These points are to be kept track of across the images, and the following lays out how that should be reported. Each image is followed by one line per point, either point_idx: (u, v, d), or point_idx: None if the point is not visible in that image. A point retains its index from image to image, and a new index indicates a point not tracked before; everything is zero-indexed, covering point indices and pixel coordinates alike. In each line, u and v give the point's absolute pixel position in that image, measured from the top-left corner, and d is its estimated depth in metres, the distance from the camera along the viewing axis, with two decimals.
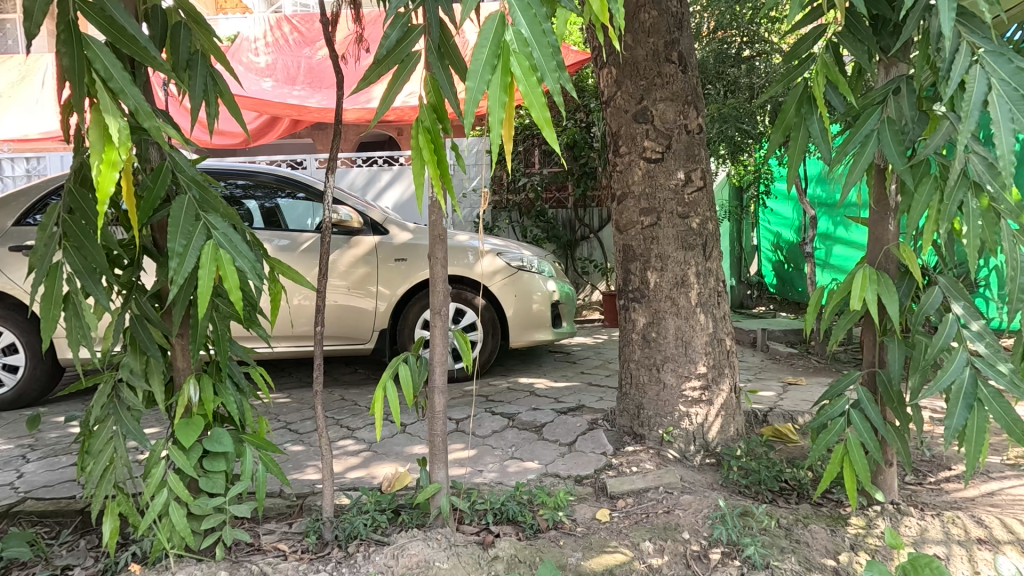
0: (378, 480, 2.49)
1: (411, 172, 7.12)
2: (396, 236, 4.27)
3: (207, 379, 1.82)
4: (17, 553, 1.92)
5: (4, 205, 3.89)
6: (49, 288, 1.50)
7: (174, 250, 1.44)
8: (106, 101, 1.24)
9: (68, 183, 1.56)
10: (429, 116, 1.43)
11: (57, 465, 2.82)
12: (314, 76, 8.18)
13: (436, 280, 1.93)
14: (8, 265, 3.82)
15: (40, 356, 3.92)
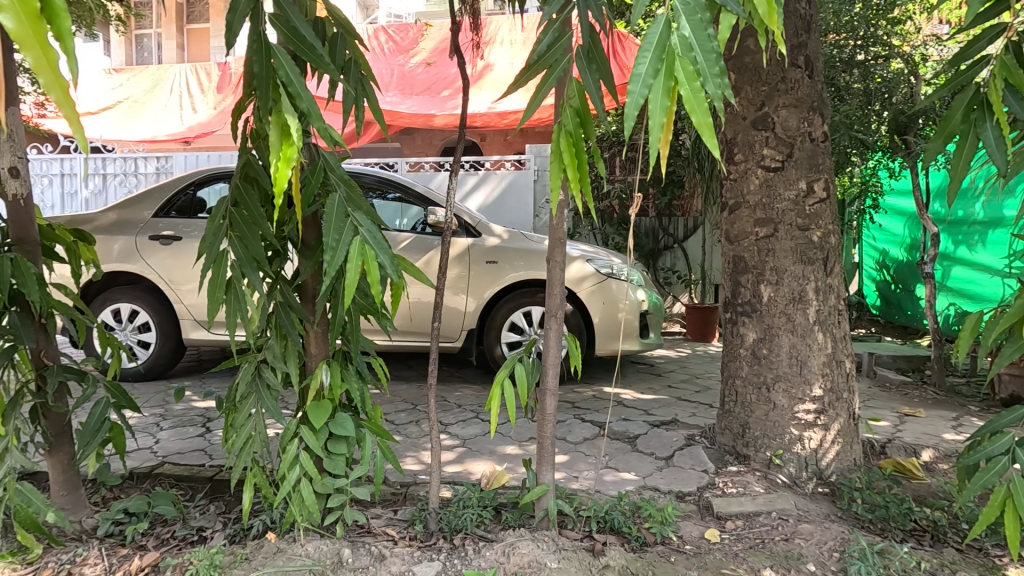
0: (477, 477, 2.55)
1: (496, 176, 7.22)
2: (488, 239, 4.35)
3: (337, 365, 1.94)
4: (164, 510, 2.08)
5: (146, 198, 4.37)
6: (215, 273, 1.65)
7: (327, 243, 1.54)
8: (287, 105, 1.34)
9: (235, 178, 1.71)
10: (572, 120, 1.44)
11: (187, 435, 3.10)
12: (406, 84, 8.50)
13: (554, 284, 1.95)
14: (146, 251, 4.27)
15: (168, 335, 4.36)
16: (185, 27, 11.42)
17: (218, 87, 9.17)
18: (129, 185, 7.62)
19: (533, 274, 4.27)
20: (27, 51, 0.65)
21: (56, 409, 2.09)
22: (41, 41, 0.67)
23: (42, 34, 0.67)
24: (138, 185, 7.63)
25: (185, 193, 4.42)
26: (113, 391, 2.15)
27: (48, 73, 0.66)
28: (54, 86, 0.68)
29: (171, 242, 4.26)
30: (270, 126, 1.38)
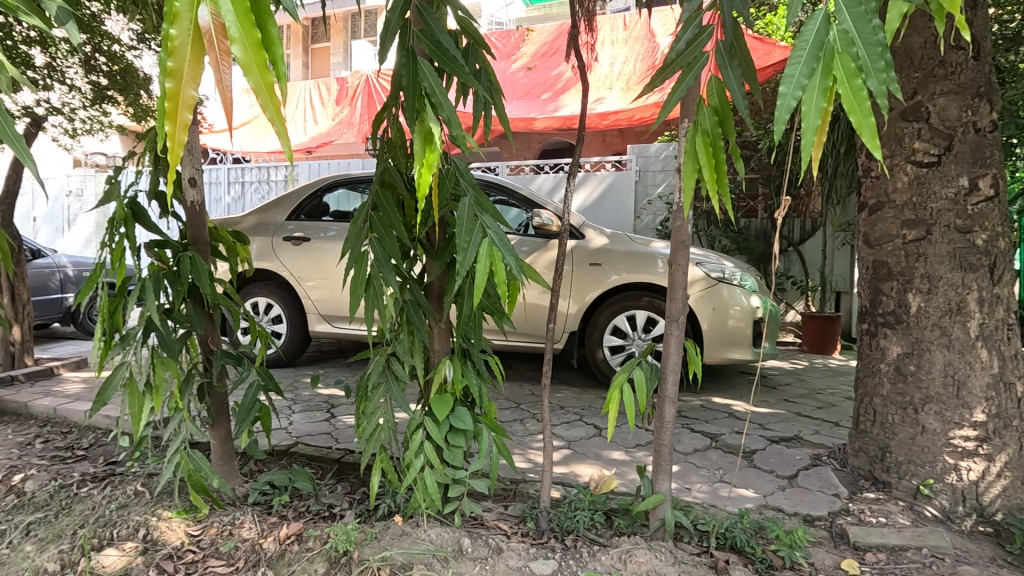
0: (585, 479, 2.53)
1: (596, 177, 7.15)
2: (594, 240, 4.32)
3: (458, 362, 2.02)
4: (302, 486, 2.29)
5: (282, 203, 4.86)
6: (357, 272, 1.79)
7: (459, 245, 1.61)
8: (430, 113, 1.43)
9: (375, 185, 1.85)
10: (710, 120, 1.40)
11: (315, 418, 3.40)
12: (509, 88, 8.69)
13: (676, 288, 1.89)
14: (280, 251, 4.74)
15: (297, 326, 4.81)
16: (309, 47, 12.53)
17: (337, 100, 9.93)
18: (263, 192, 8.52)
19: (637, 276, 4.16)
20: (248, 75, 0.72)
21: (219, 388, 2.38)
22: (260, 67, 0.74)
23: (261, 60, 0.74)
24: (271, 191, 8.50)
25: (313, 198, 4.85)
26: (262, 374, 2.40)
27: (265, 95, 0.73)
28: (269, 106, 0.75)
29: (301, 242, 4.69)
30: (414, 135, 1.47)
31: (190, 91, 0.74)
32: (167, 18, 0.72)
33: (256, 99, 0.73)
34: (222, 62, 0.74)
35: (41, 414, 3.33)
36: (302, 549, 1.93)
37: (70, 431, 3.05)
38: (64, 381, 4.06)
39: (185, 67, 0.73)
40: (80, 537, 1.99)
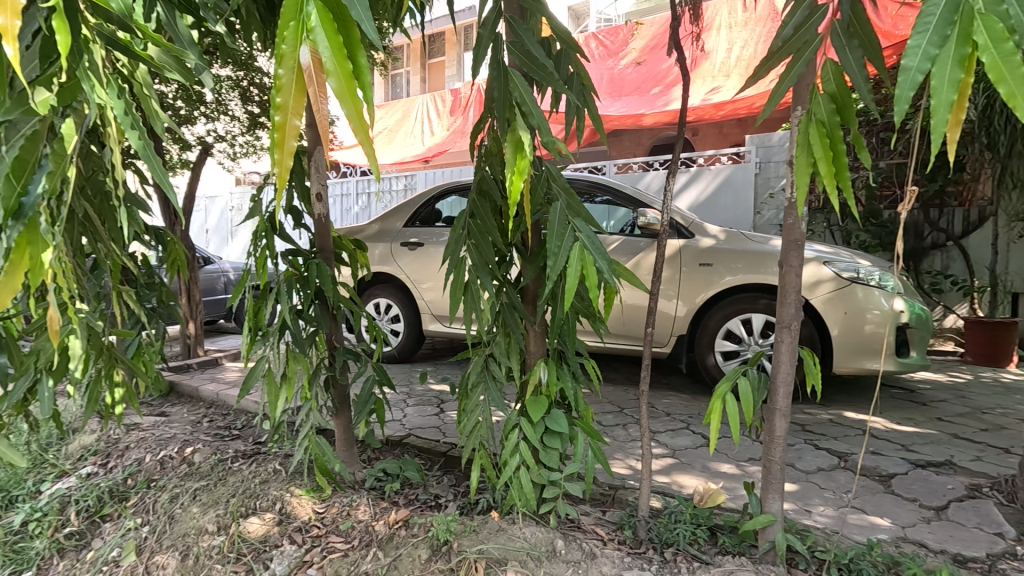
0: (689, 491, 2.42)
1: (709, 172, 6.76)
2: (704, 239, 4.08)
3: (553, 365, 2.04)
4: (410, 475, 2.46)
5: (399, 211, 5.24)
6: (456, 276, 1.89)
7: (551, 250, 1.64)
8: (521, 123, 1.47)
9: (473, 193, 1.94)
10: (825, 108, 1.24)
11: (426, 412, 3.62)
12: (617, 86, 8.53)
13: (788, 292, 1.73)
14: (398, 255, 5.11)
15: (412, 325, 5.16)
16: (426, 62, 13.34)
17: (451, 110, 10.45)
18: (386, 200, 9.24)
19: (755, 277, 3.85)
20: (343, 104, 0.79)
21: (341, 381, 2.65)
22: (352, 94, 0.82)
23: (353, 88, 0.82)
24: (392, 199, 9.19)
25: (427, 206, 5.17)
26: (377, 369, 2.62)
27: (357, 120, 0.80)
28: (360, 130, 0.82)
29: (415, 247, 5.02)
30: (506, 144, 1.51)
31: (295, 122, 0.84)
32: (277, 59, 0.83)
33: (349, 125, 0.80)
34: (320, 94, 0.83)
35: (208, 397, 3.93)
36: (409, 534, 2.06)
37: (229, 413, 3.57)
38: (226, 370, 4.76)
39: (290, 102, 0.82)
40: (232, 504, 2.32)
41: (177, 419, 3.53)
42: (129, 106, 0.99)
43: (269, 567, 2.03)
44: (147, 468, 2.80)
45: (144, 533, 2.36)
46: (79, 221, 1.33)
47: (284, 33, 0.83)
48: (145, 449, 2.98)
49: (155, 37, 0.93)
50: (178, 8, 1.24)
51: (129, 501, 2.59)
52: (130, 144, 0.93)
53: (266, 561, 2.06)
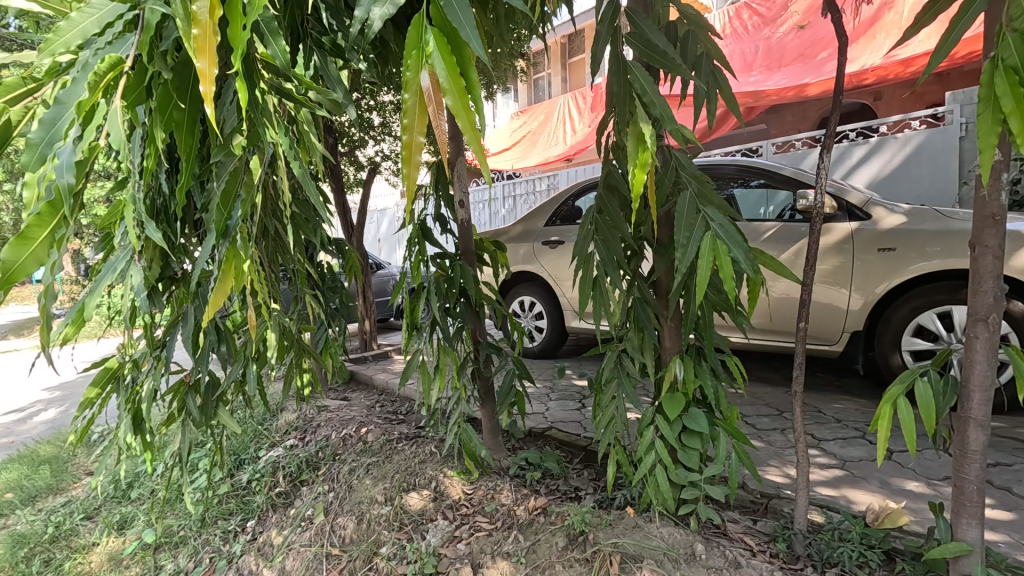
0: (860, 508, 2.13)
1: (894, 141, 5.78)
2: (884, 219, 3.48)
3: (690, 361, 1.95)
4: (549, 465, 2.54)
5: (541, 211, 5.41)
6: (585, 273, 1.91)
7: (679, 241, 1.57)
8: (642, 113, 1.43)
9: (599, 189, 1.94)
10: (1016, 49, 1.02)
11: (568, 407, 3.69)
12: (774, 56, 7.73)
13: (983, 276, 1.44)
14: (539, 254, 5.26)
15: (555, 321, 5.27)
16: (567, 62, 13.44)
17: (591, 106, 10.40)
18: (530, 201, 9.54)
19: (955, 262, 3.21)
20: (458, 120, 0.89)
21: (485, 373, 2.84)
22: (466, 111, 0.91)
23: (468, 104, 0.91)
24: (535, 200, 9.47)
25: (567, 204, 5.24)
26: (516, 363, 2.76)
27: (469, 129, 0.89)
28: (473, 140, 0.90)
29: (556, 245, 5.12)
30: (628, 137, 1.48)
31: (419, 138, 0.92)
32: (404, 86, 0.93)
33: (464, 139, 0.89)
34: (440, 112, 0.92)
35: (379, 386, 4.49)
36: (547, 522, 2.15)
37: (395, 400, 4.03)
38: (395, 363, 5.38)
39: (414, 121, 0.92)
40: (396, 479, 2.63)
41: (356, 403, 4.10)
42: (295, 141, 1.21)
43: (425, 537, 2.26)
44: (334, 444, 3.31)
45: (330, 497, 2.78)
46: (270, 238, 1.64)
47: (408, 61, 0.94)
48: (332, 428, 3.53)
49: (311, 83, 1.13)
50: (331, 54, 1.47)
51: (321, 470, 3.09)
52: (295, 172, 1.13)
53: (423, 532, 2.30)
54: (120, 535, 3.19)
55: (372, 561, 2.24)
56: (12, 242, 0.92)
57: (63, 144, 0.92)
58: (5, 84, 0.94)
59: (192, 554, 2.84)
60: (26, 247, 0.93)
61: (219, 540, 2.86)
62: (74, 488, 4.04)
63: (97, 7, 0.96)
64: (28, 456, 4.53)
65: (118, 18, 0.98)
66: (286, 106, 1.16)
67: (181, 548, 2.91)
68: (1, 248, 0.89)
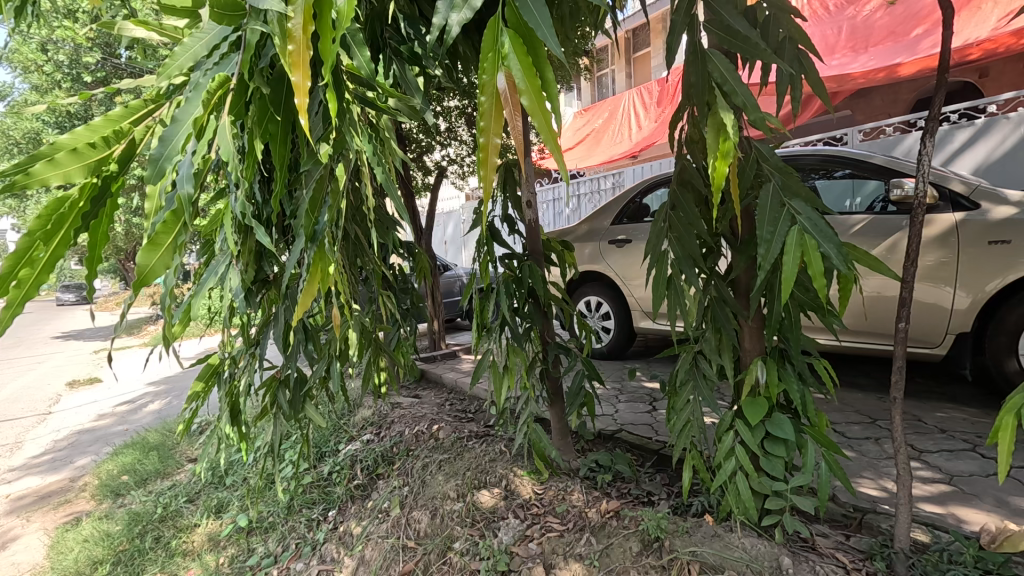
0: (972, 529, 1.92)
1: (1005, 123, 5.20)
2: (995, 211, 3.12)
3: (773, 363, 1.84)
4: (621, 468, 2.49)
5: (607, 210, 5.32)
6: (659, 271, 1.86)
7: (762, 237, 1.48)
8: (723, 103, 1.37)
9: (673, 185, 1.88)
10: None
11: (638, 409, 3.61)
12: (859, 37, 7.18)
13: None
14: (606, 253, 5.18)
15: (624, 322, 5.17)
16: (632, 57, 13.15)
17: (657, 101, 10.11)
18: (594, 201, 9.43)
19: None
20: (534, 119, 0.89)
21: (554, 373, 2.83)
22: (543, 111, 0.90)
23: (543, 103, 0.91)
24: (600, 199, 9.35)
25: (635, 202, 5.13)
26: (586, 364, 2.73)
27: (545, 128, 0.88)
28: (550, 140, 0.89)
29: (624, 244, 5.03)
30: (707, 129, 1.42)
31: (495, 139, 0.93)
32: (479, 89, 0.94)
33: (540, 138, 0.89)
34: (515, 113, 0.93)
35: (449, 384, 4.60)
36: (620, 525, 2.10)
37: (464, 399, 4.11)
38: (463, 362, 5.49)
39: (490, 124, 0.93)
40: (468, 477, 2.67)
41: (426, 401, 4.22)
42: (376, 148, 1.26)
43: (498, 536, 2.28)
44: (407, 440, 3.42)
45: (405, 491, 2.87)
46: (350, 242, 1.72)
47: (484, 64, 0.95)
48: (405, 425, 3.66)
49: (393, 91, 1.17)
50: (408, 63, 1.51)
51: (395, 465, 3.20)
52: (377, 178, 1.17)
53: (495, 530, 2.32)
54: (217, 518, 3.47)
55: (446, 556, 2.29)
56: (143, 247, 1.03)
57: (179, 158, 0.99)
58: (130, 106, 1.04)
59: (280, 539, 3.05)
60: (155, 252, 1.03)
61: (304, 527, 3.04)
62: (178, 473, 4.43)
63: (206, 31, 1.03)
64: (140, 443, 5.03)
65: (223, 40, 1.05)
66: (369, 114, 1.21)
67: (270, 533, 3.12)
68: (136, 254, 1.00)
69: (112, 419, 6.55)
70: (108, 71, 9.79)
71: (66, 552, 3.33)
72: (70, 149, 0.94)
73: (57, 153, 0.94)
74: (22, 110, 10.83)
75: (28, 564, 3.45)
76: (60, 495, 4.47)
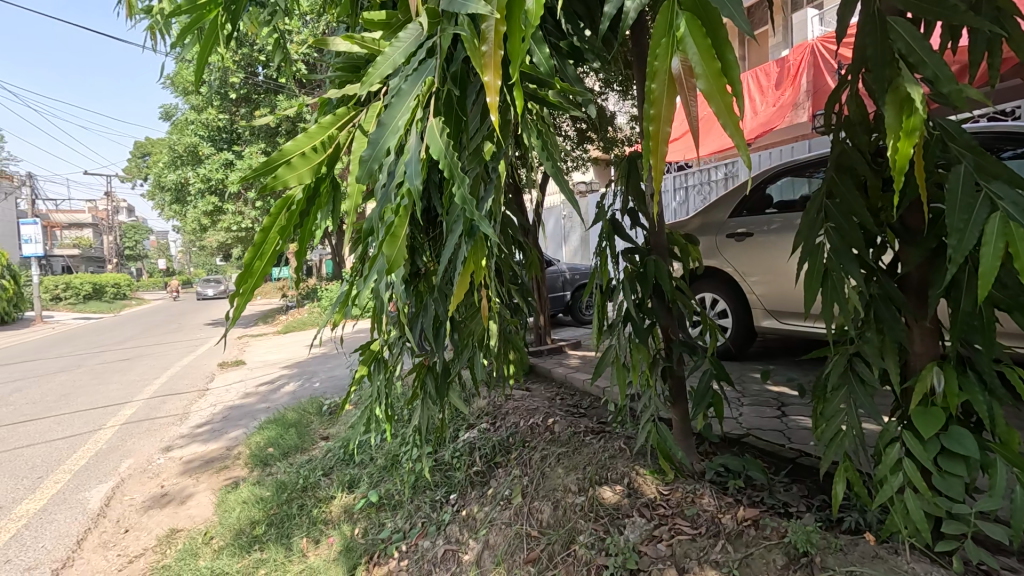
0: None
1: None
2: None
3: (952, 369, 1.63)
4: (754, 475, 2.34)
5: (725, 201, 5.02)
6: (812, 264, 1.71)
7: (953, 226, 1.31)
8: (909, 76, 1.22)
9: (830, 172, 1.73)
10: None
11: (765, 414, 3.37)
12: None
13: None
14: (723, 247, 4.88)
15: (743, 320, 4.85)
16: (745, 38, 12.31)
17: None
18: (705, 192, 8.95)
19: None
20: (712, 103, 0.86)
21: (677, 372, 2.74)
22: (722, 91, 0.87)
23: (723, 85, 0.87)
24: (712, 191, 8.85)
25: (757, 193, 4.79)
26: (714, 363, 2.60)
27: (727, 115, 0.86)
28: (730, 124, 0.87)
29: (744, 238, 4.71)
30: (886, 107, 1.28)
31: (666, 128, 0.91)
32: (651, 75, 0.92)
33: (720, 124, 0.87)
34: (689, 96, 0.90)
35: (559, 379, 4.62)
36: (760, 536, 2.00)
37: (576, 395, 4.12)
38: (571, 357, 5.48)
39: (662, 111, 0.91)
40: (589, 471, 2.67)
41: (537, 394, 4.27)
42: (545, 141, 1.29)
43: (623, 533, 2.25)
44: (523, 432, 3.49)
45: (525, 481, 2.93)
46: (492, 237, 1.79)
47: (657, 50, 0.92)
48: (520, 416, 3.74)
49: (567, 86, 1.21)
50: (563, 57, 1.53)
51: (513, 455, 3.28)
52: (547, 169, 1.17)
53: (620, 527, 2.29)
54: (351, 492, 3.78)
55: (570, 548, 2.31)
56: (385, 241, 1.13)
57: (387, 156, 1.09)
58: (337, 114, 1.24)
59: (407, 517, 3.25)
60: (395, 243, 1.13)
61: (429, 507, 3.22)
62: (314, 448, 4.90)
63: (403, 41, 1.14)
64: (281, 419, 5.63)
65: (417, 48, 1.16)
66: (537, 110, 1.25)
67: (398, 510, 3.34)
68: (383, 245, 1.10)
69: (257, 397, 7.40)
70: (248, 88, 11.01)
71: (230, 510, 3.82)
72: (300, 154, 1.16)
73: (291, 157, 1.16)
74: (184, 127, 12.54)
75: (201, 517, 4.01)
76: (220, 460, 5.14)
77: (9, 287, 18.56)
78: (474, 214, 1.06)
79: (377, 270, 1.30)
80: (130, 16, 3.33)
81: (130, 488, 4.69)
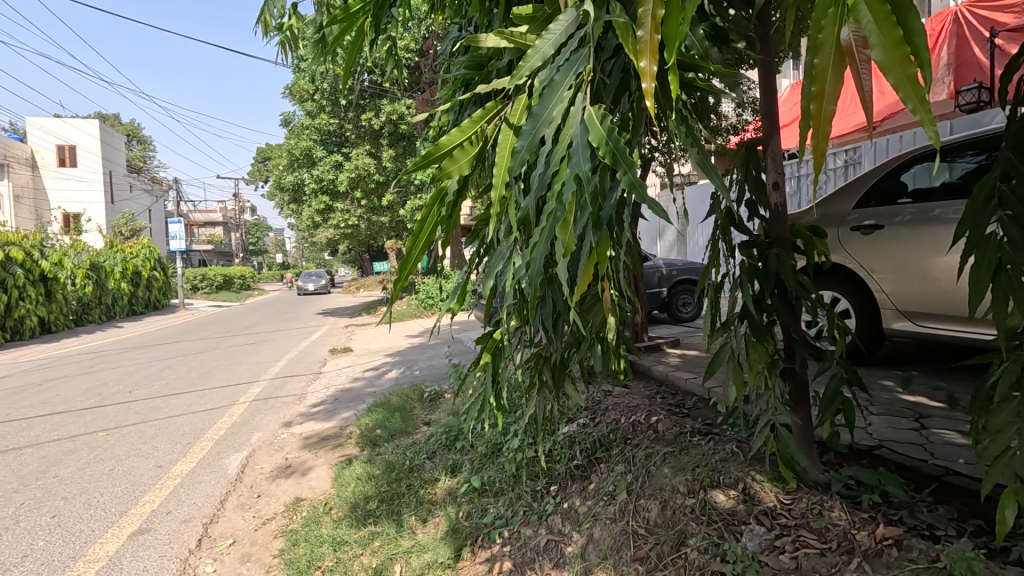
0: None
1: None
2: None
3: None
4: (893, 490, 2.14)
5: (850, 190, 4.53)
6: (980, 257, 1.50)
7: None
8: None
9: (1005, 153, 1.55)
10: None
11: (900, 425, 3.04)
12: None
13: None
14: (847, 241, 4.41)
15: (869, 323, 4.41)
16: None
17: None
18: (821, 182, 8.21)
19: None
20: (891, 75, 0.80)
21: (799, 375, 2.54)
22: (902, 61, 0.80)
23: (905, 56, 0.79)
24: (829, 180, 8.09)
25: (888, 180, 4.28)
26: (845, 366, 2.38)
27: (910, 87, 0.80)
28: (912, 98, 0.82)
29: (873, 231, 4.23)
30: None
31: (830, 106, 0.84)
32: (813, 50, 0.87)
33: (899, 97, 0.82)
34: (862, 70, 0.83)
35: (659, 377, 4.49)
36: (905, 558, 1.84)
37: (678, 394, 3.99)
38: (670, 356, 5.29)
39: (827, 87, 0.85)
40: (700, 473, 2.57)
41: (636, 392, 4.18)
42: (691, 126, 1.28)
43: (741, 540, 2.15)
44: (624, 429, 3.44)
45: (629, 477, 2.87)
46: None
47: (820, 22, 0.86)
48: (620, 413, 3.69)
49: (720, 69, 1.21)
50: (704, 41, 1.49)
51: (614, 451, 3.25)
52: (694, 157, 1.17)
53: (737, 534, 2.18)
54: (454, 476, 3.95)
55: (682, 550, 2.24)
56: (557, 225, 1.19)
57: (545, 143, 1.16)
58: (488, 108, 1.30)
59: (509, 504, 3.33)
60: (567, 229, 1.18)
61: (530, 497, 3.28)
62: (416, 432, 5.17)
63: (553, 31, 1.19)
64: (386, 403, 6.01)
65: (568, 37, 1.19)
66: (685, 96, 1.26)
67: (500, 498, 3.43)
68: (558, 231, 1.17)
69: (364, 382, 7.94)
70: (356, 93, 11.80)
71: (346, 484, 4.14)
72: (461, 147, 1.25)
73: (453, 150, 1.26)
74: (300, 132, 13.71)
75: (320, 489, 4.38)
76: (334, 438, 5.58)
77: (159, 277, 21.39)
78: (644, 196, 1.06)
79: (520, 259, 1.36)
80: (266, 34, 3.70)
81: (260, 458, 5.24)
